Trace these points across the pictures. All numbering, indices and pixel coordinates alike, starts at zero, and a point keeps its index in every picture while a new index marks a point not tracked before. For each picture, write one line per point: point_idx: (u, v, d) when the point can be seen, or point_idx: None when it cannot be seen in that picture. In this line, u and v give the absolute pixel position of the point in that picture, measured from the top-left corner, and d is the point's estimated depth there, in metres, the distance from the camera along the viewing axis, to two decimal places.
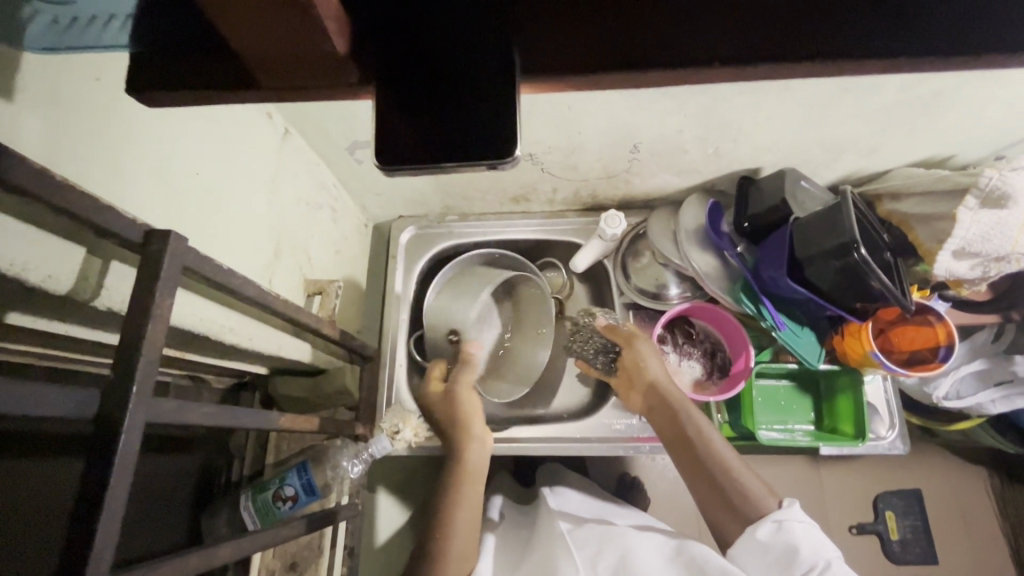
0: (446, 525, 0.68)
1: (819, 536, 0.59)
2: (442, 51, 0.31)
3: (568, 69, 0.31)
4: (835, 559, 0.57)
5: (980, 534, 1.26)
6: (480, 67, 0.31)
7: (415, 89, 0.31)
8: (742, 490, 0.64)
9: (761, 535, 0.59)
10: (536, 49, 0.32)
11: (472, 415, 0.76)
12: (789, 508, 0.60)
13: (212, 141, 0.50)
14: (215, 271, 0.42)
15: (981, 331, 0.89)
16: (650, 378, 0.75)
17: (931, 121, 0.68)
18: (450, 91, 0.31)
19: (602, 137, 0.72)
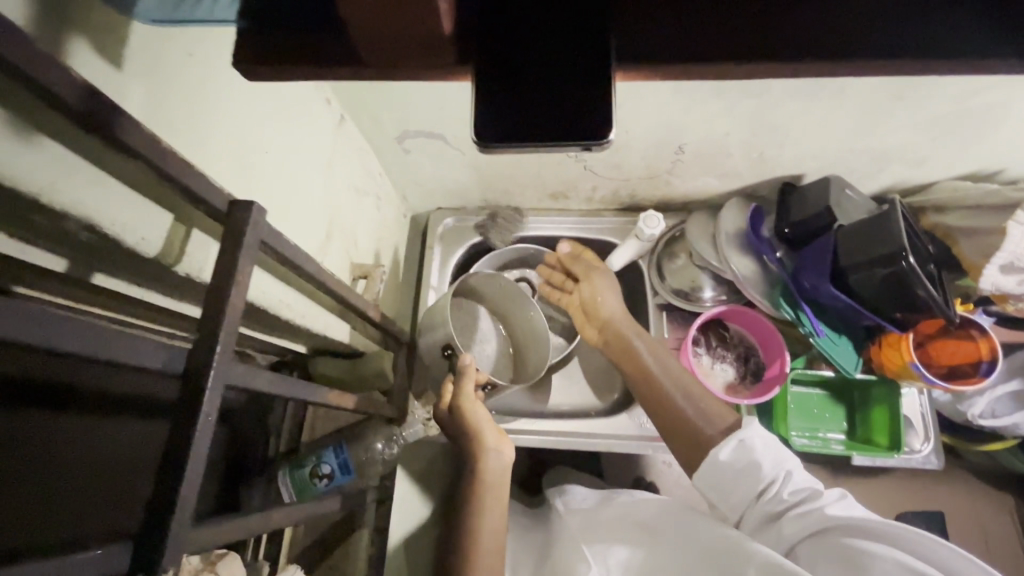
0: (474, 534, 0.68)
1: (775, 446, 0.60)
2: (535, 33, 0.30)
3: (665, 57, 0.29)
4: (793, 466, 0.59)
5: (1004, 562, 1.24)
6: (578, 58, 0.30)
7: (504, 69, 0.30)
8: (704, 412, 0.66)
9: (724, 456, 0.59)
10: (635, 40, 0.29)
11: (481, 427, 0.72)
12: (749, 425, 0.61)
13: (282, 122, 0.52)
14: (284, 245, 0.44)
15: (1021, 352, 0.89)
16: (608, 314, 0.78)
17: (985, 134, 0.67)
18: (545, 79, 0.30)
19: (648, 136, 0.73)
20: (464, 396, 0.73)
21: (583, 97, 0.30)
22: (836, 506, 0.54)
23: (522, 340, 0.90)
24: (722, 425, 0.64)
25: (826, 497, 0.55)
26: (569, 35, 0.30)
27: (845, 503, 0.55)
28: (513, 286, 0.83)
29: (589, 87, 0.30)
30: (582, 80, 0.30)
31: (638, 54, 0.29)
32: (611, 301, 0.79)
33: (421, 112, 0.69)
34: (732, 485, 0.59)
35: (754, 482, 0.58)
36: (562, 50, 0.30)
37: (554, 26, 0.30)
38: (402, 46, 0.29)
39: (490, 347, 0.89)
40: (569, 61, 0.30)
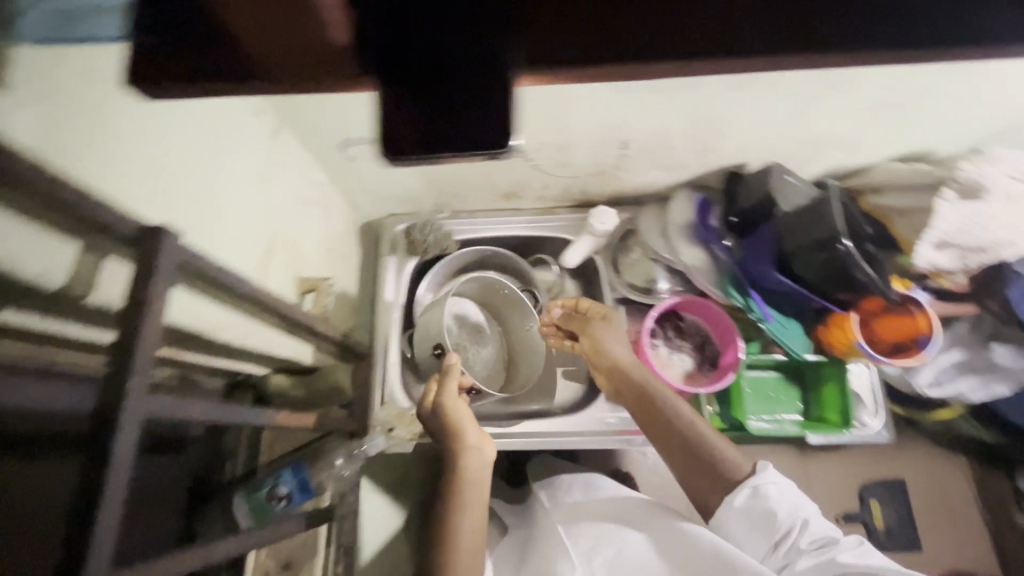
0: (452, 534, 0.67)
1: (792, 492, 0.63)
2: (427, 24, 0.28)
3: (567, 59, 0.28)
4: (808, 512, 0.62)
5: (963, 522, 1.29)
6: (480, 59, 0.28)
7: (406, 64, 0.28)
8: (720, 454, 0.66)
9: (739, 503, 0.62)
10: (539, 42, 0.28)
11: (463, 424, 0.73)
12: (763, 472, 0.63)
13: (206, 137, 0.50)
14: (207, 266, 0.42)
15: (959, 322, 0.93)
16: (612, 360, 0.75)
17: (911, 115, 0.70)
18: (446, 84, 0.27)
19: (592, 133, 0.73)
20: (446, 393, 0.76)
21: (488, 99, 0.28)
22: (849, 554, 0.57)
23: (517, 347, 0.94)
24: (739, 469, 0.65)
25: (842, 544, 0.59)
26: (466, 35, 0.28)
27: (860, 551, 0.58)
28: (512, 291, 0.89)
29: (488, 94, 0.28)
30: (489, 79, 0.28)
31: (545, 57, 0.28)
32: (620, 345, 0.76)
33: (360, 117, 0.68)
34: (749, 532, 0.62)
35: (770, 529, 0.61)
36: (466, 47, 0.28)
37: (456, 27, 0.28)
38: (296, 56, 0.27)
39: (489, 352, 0.94)
40: (470, 63, 0.28)
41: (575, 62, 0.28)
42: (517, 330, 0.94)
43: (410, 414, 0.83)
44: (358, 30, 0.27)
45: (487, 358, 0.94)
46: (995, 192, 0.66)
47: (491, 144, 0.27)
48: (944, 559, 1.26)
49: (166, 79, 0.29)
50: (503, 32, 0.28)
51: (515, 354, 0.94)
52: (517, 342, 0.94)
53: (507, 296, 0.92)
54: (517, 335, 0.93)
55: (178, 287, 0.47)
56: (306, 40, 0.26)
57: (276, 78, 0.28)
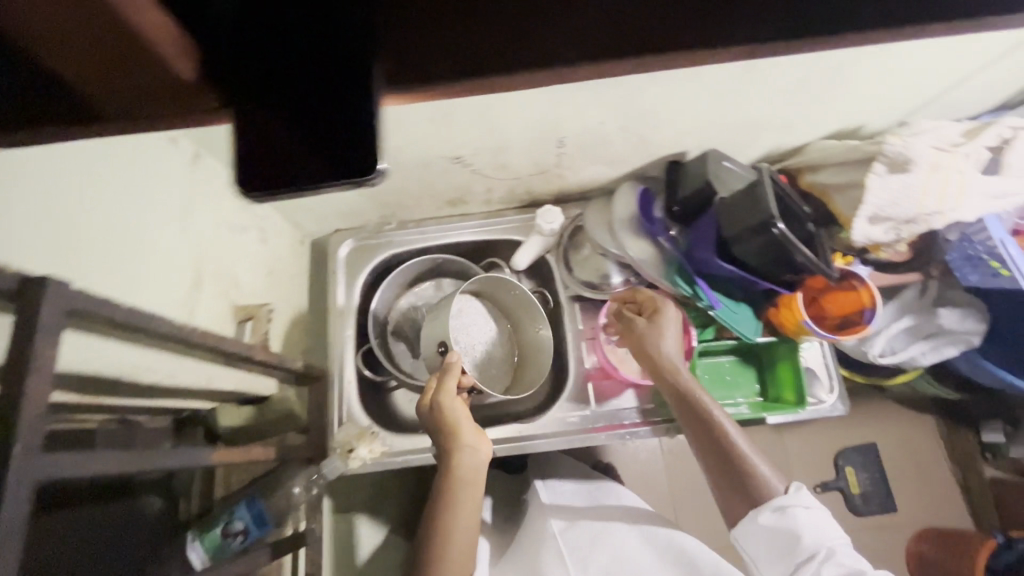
0: (444, 532, 0.68)
1: (824, 524, 0.63)
2: (279, 48, 0.28)
3: (429, 74, 0.29)
4: (836, 544, 0.62)
5: (935, 480, 1.33)
6: (339, 82, 0.28)
7: (259, 90, 0.28)
8: (751, 470, 0.66)
9: (764, 520, 0.63)
10: (402, 63, 0.29)
11: (458, 421, 0.70)
12: (797, 494, 0.64)
13: (97, 174, 0.48)
14: (108, 310, 0.40)
15: (907, 290, 0.94)
16: (655, 355, 0.74)
17: (836, 94, 0.70)
18: (298, 111, 0.27)
19: (526, 134, 0.72)
20: (444, 393, 0.72)
21: (345, 120, 0.27)
22: None
23: (527, 348, 0.90)
24: (770, 487, 0.65)
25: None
26: (322, 56, 0.28)
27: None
28: (525, 293, 0.84)
29: (352, 116, 0.27)
30: (352, 100, 0.27)
31: (409, 79, 0.29)
32: (671, 343, 0.75)
33: None
34: (771, 552, 0.63)
35: (793, 552, 0.62)
36: (323, 72, 0.28)
37: (310, 54, 0.28)
38: (143, 93, 0.27)
39: (499, 353, 0.90)
40: (330, 87, 0.28)
41: (444, 80, 0.29)
42: (528, 331, 0.90)
43: (371, 433, 0.78)
44: (202, 66, 0.27)
45: (497, 359, 0.89)
46: (922, 164, 0.65)
47: (356, 173, 0.27)
48: (919, 517, 1.30)
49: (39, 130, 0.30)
50: (364, 52, 0.28)
51: (525, 355, 0.90)
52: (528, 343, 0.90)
53: (517, 297, 0.87)
54: (529, 335, 0.89)
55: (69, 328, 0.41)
56: (148, 81, 0.26)
57: (127, 114, 0.28)
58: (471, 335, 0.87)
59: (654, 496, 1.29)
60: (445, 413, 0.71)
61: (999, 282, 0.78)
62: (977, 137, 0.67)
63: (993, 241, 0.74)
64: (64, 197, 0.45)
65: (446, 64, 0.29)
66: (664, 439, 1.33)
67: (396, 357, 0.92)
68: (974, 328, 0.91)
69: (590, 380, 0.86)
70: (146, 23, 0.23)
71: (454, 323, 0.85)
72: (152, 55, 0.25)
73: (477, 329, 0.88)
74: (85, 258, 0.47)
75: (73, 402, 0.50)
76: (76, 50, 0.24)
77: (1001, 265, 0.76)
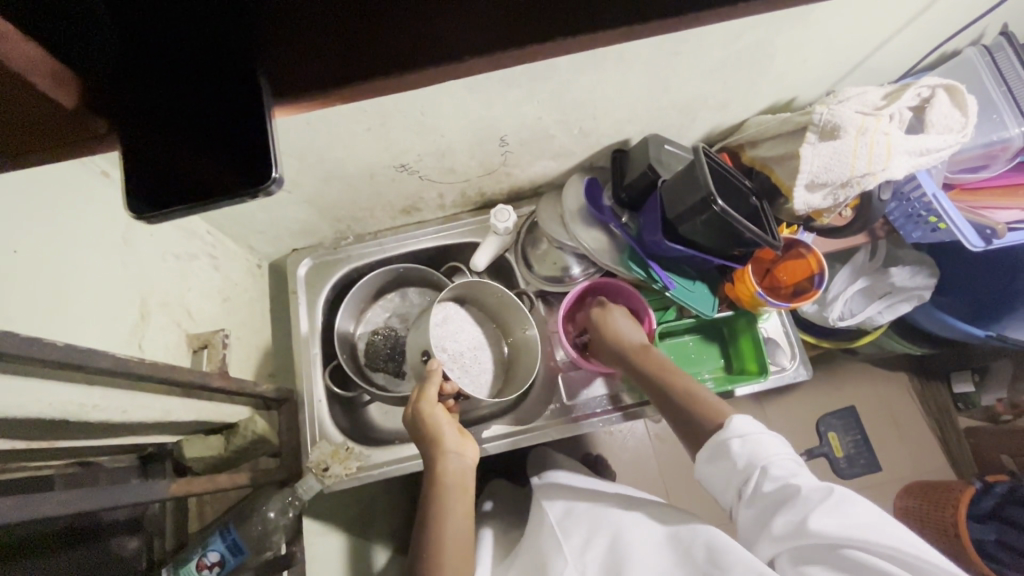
0: (437, 546, 0.66)
1: (763, 445, 0.59)
2: (183, 76, 0.30)
3: (320, 83, 0.30)
4: (776, 461, 0.58)
5: (916, 435, 1.35)
6: (234, 107, 0.30)
7: (169, 119, 0.30)
8: (702, 417, 0.66)
9: (705, 457, 0.63)
10: (282, 72, 0.30)
11: (440, 428, 0.70)
12: (729, 426, 0.62)
13: (18, 216, 0.48)
14: (40, 350, 0.40)
15: (860, 253, 0.97)
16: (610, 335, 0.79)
17: (763, 70, 0.72)
18: (198, 136, 0.30)
19: (467, 137, 0.73)
20: (426, 401, 0.72)
21: (249, 145, 0.30)
22: (816, 510, 0.52)
23: (515, 349, 0.89)
24: (714, 426, 0.64)
25: (808, 497, 0.53)
26: (217, 80, 0.30)
27: (831, 506, 0.52)
28: (508, 296, 0.83)
29: (251, 140, 0.30)
30: (244, 117, 0.30)
31: (290, 88, 0.30)
32: (625, 328, 0.79)
33: None
34: (723, 486, 0.62)
35: (735, 480, 0.60)
36: (215, 99, 0.30)
37: (205, 84, 0.30)
38: (37, 131, 0.28)
39: (488, 355, 0.89)
40: (222, 110, 0.30)
41: (331, 86, 0.30)
42: (515, 331, 0.88)
43: (345, 450, 0.79)
44: (91, 96, 0.29)
45: (485, 362, 0.88)
46: (851, 130, 0.68)
47: (253, 187, 0.30)
48: (903, 473, 1.33)
49: None
50: (251, 72, 0.30)
51: (515, 354, 0.89)
52: (515, 344, 0.89)
53: (501, 301, 0.86)
54: (516, 338, 0.89)
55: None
56: (41, 118, 0.28)
57: (25, 151, 0.29)
58: (460, 341, 0.86)
59: (645, 482, 1.30)
60: (428, 420, 0.71)
61: (938, 235, 0.82)
62: (898, 98, 0.70)
63: (927, 197, 0.77)
64: None
65: (336, 71, 0.30)
66: (648, 425, 1.34)
67: (367, 370, 0.92)
68: (925, 284, 0.94)
69: (559, 373, 0.88)
70: (19, 60, 0.25)
71: (439, 331, 0.84)
72: (32, 90, 0.26)
73: (465, 335, 0.87)
74: (18, 298, 0.46)
75: (29, 448, 0.50)
76: None
77: (938, 219, 0.79)
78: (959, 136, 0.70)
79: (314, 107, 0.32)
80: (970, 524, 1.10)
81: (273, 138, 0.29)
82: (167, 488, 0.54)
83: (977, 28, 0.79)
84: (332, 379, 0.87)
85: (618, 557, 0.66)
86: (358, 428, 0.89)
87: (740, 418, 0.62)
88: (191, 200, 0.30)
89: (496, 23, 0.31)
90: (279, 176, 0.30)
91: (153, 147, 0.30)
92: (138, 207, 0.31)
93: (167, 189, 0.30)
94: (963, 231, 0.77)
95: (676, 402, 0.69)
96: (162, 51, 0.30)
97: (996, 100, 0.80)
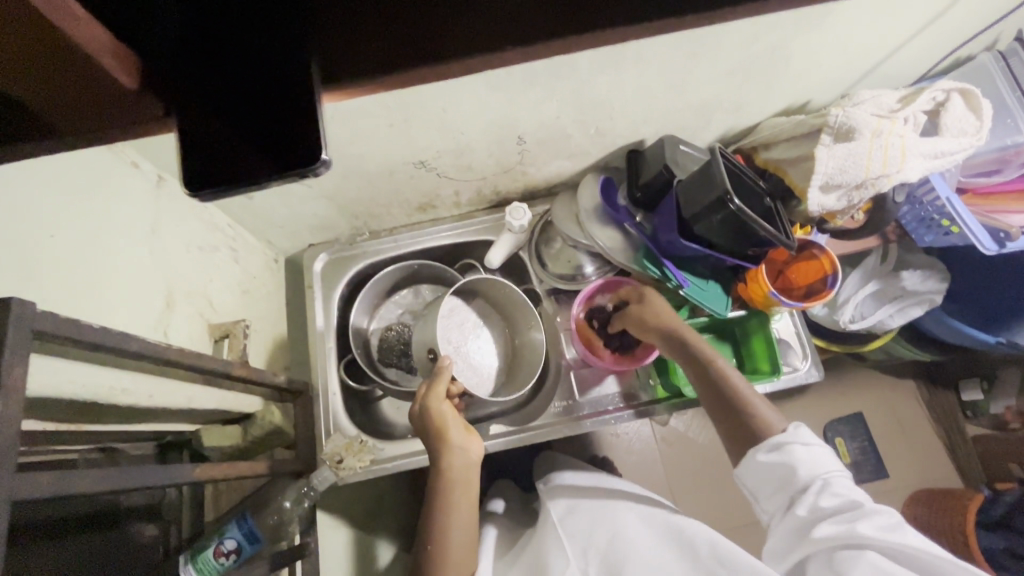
0: (442, 537, 0.67)
1: (823, 459, 0.60)
2: (237, 64, 0.31)
3: (365, 69, 0.32)
4: (835, 476, 0.59)
5: (922, 443, 1.35)
6: (277, 93, 0.31)
7: (221, 102, 0.31)
8: (756, 423, 0.66)
9: (763, 457, 0.62)
10: (332, 58, 0.32)
11: (446, 423, 0.71)
12: (795, 433, 0.62)
13: (57, 202, 0.49)
14: (76, 331, 0.41)
15: (870, 257, 0.98)
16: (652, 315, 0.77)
17: (780, 72, 0.73)
18: (246, 120, 0.31)
19: (486, 134, 0.74)
20: (434, 397, 0.72)
21: (297, 127, 0.31)
22: (873, 526, 0.53)
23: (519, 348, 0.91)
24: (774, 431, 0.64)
25: (868, 513, 0.55)
26: (266, 67, 0.31)
27: (888, 523, 0.54)
28: (518, 295, 0.84)
29: (294, 126, 0.31)
30: (294, 103, 0.31)
31: (336, 72, 0.32)
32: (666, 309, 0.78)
33: None
34: (768, 489, 0.62)
35: (788, 488, 0.60)
36: (262, 89, 0.32)
37: (255, 71, 0.31)
38: (94, 106, 0.30)
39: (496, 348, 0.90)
40: (271, 96, 0.31)
41: (375, 73, 0.32)
42: (521, 329, 0.89)
43: (359, 442, 0.79)
44: (145, 77, 0.30)
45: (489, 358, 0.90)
46: (866, 131, 0.68)
47: (296, 168, 0.31)
48: (910, 480, 1.32)
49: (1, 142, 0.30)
50: (300, 56, 0.31)
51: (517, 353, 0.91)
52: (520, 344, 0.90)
53: (510, 299, 0.87)
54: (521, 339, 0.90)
55: (35, 349, 0.42)
56: (103, 95, 0.29)
57: (76, 124, 0.30)
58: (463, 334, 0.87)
59: (651, 485, 1.30)
60: (435, 416, 0.71)
61: (951, 239, 0.82)
62: (913, 101, 0.70)
63: (940, 201, 0.78)
64: (33, 223, 0.46)
65: (380, 60, 0.32)
66: (655, 427, 1.34)
67: (379, 365, 0.92)
68: (936, 288, 0.96)
69: (571, 371, 0.88)
70: (89, 41, 0.26)
71: (445, 322, 0.85)
72: (94, 68, 0.27)
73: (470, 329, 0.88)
74: (54, 280, 0.48)
75: (56, 429, 0.51)
76: (46, 70, 0.27)
77: (951, 223, 0.79)
78: (973, 139, 0.71)
79: (359, 94, 0.34)
80: (979, 532, 1.09)
81: (322, 118, 0.31)
82: (192, 472, 0.55)
83: (990, 35, 0.80)
84: (346, 373, 0.88)
85: (619, 556, 0.66)
86: (371, 422, 0.90)
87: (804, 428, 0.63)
88: (230, 182, 0.31)
89: (533, 16, 0.32)
90: (328, 158, 0.31)
91: (200, 129, 0.31)
92: (192, 182, 0.31)
93: (212, 167, 0.31)
94: (976, 233, 0.78)
95: (728, 402, 0.68)
96: (222, 38, 0.31)
97: (1009, 105, 0.81)
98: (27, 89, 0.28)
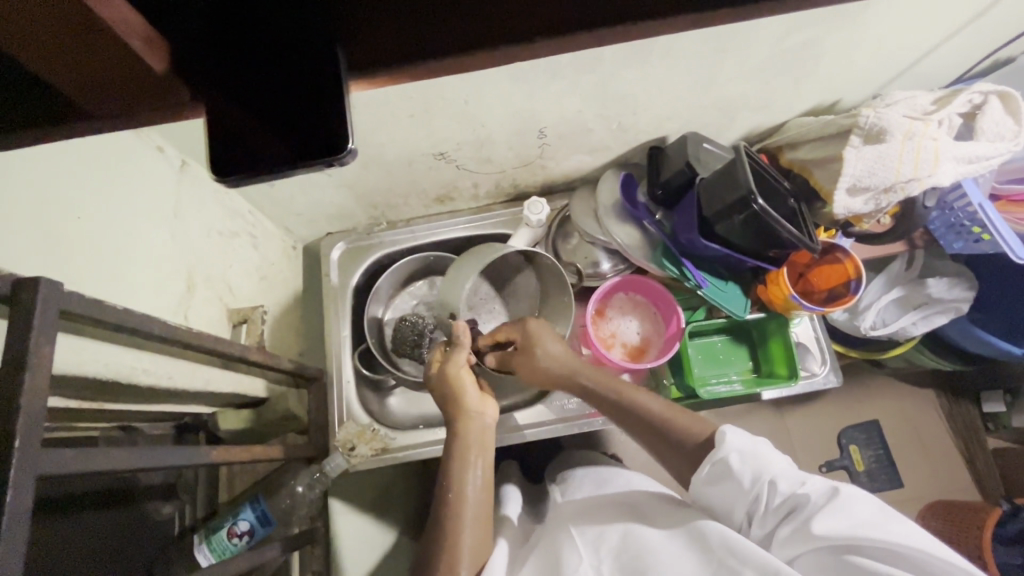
0: (457, 498, 0.66)
1: (760, 455, 0.57)
2: (262, 50, 0.31)
3: (394, 57, 0.32)
4: (780, 472, 0.56)
5: (939, 453, 1.32)
6: (307, 87, 0.31)
7: (247, 89, 0.31)
8: (678, 429, 0.65)
9: (703, 478, 0.60)
10: (361, 47, 0.32)
11: (462, 387, 0.72)
12: (724, 442, 0.59)
13: (87, 183, 0.50)
14: (101, 311, 0.41)
15: (896, 260, 0.96)
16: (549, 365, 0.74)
17: (809, 71, 0.71)
18: (276, 110, 0.32)
19: (507, 127, 0.73)
20: (453, 363, 0.73)
21: (327, 117, 0.32)
22: (822, 517, 0.50)
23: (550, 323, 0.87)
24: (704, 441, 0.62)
25: (815, 506, 0.52)
26: (296, 59, 0.31)
27: (839, 508, 0.51)
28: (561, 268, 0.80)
29: (321, 117, 0.32)
30: (322, 94, 0.31)
31: (365, 61, 0.32)
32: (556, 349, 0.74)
33: None
34: (726, 501, 0.59)
35: (741, 499, 0.57)
36: (293, 79, 0.32)
37: (284, 60, 0.32)
38: (124, 90, 0.30)
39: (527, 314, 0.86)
40: (299, 87, 0.32)
41: (402, 62, 0.32)
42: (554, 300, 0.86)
43: (371, 430, 0.80)
44: (176, 64, 0.30)
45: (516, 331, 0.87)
46: (898, 134, 0.66)
47: (325, 158, 0.32)
48: (925, 490, 1.29)
49: (36, 126, 0.31)
50: (330, 47, 0.31)
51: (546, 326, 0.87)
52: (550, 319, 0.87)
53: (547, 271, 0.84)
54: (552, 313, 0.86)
55: (62, 328, 0.43)
56: (136, 81, 0.29)
57: (107, 109, 0.31)
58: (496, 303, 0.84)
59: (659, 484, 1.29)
60: (453, 380, 0.72)
61: (981, 247, 0.80)
62: (949, 103, 0.68)
63: (972, 206, 0.76)
64: (58, 205, 0.47)
65: (408, 46, 0.31)
66: None
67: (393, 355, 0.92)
68: (963, 296, 0.93)
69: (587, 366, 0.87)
70: (121, 23, 0.26)
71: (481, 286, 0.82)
72: (126, 51, 0.27)
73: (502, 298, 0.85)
74: (79, 261, 0.48)
75: (79, 406, 0.52)
76: (78, 54, 0.27)
77: (982, 230, 0.77)
78: (1010, 144, 0.69)
79: (386, 83, 0.34)
80: (996, 547, 1.06)
81: (350, 108, 0.31)
82: (208, 454, 0.55)
83: None
84: (360, 362, 0.88)
85: (632, 553, 0.61)
86: (382, 411, 0.90)
87: (733, 428, 0.60)
88: (259, 171, 0.32)
89: (559, 7, 0.31)
90: (354, 148, 0.32)
91: (227, 117, 0.32)
92: (222, 170, 0.32)
93: (240, 156, 0.32)
94: (1009, 241, 0.75)
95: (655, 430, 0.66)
96: (253, 25, 0.31)
97: None
98: (59, 73, 0.28)
